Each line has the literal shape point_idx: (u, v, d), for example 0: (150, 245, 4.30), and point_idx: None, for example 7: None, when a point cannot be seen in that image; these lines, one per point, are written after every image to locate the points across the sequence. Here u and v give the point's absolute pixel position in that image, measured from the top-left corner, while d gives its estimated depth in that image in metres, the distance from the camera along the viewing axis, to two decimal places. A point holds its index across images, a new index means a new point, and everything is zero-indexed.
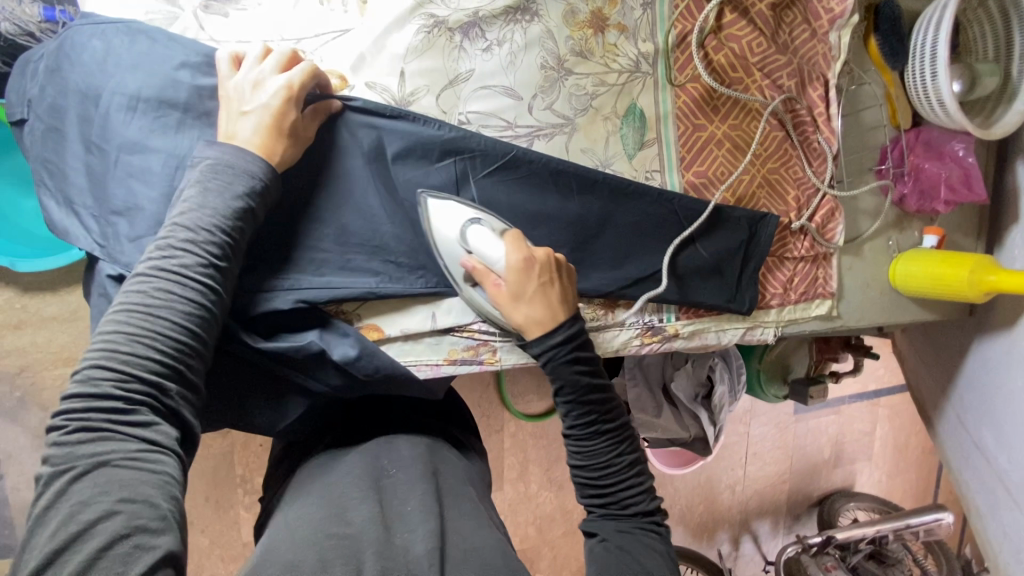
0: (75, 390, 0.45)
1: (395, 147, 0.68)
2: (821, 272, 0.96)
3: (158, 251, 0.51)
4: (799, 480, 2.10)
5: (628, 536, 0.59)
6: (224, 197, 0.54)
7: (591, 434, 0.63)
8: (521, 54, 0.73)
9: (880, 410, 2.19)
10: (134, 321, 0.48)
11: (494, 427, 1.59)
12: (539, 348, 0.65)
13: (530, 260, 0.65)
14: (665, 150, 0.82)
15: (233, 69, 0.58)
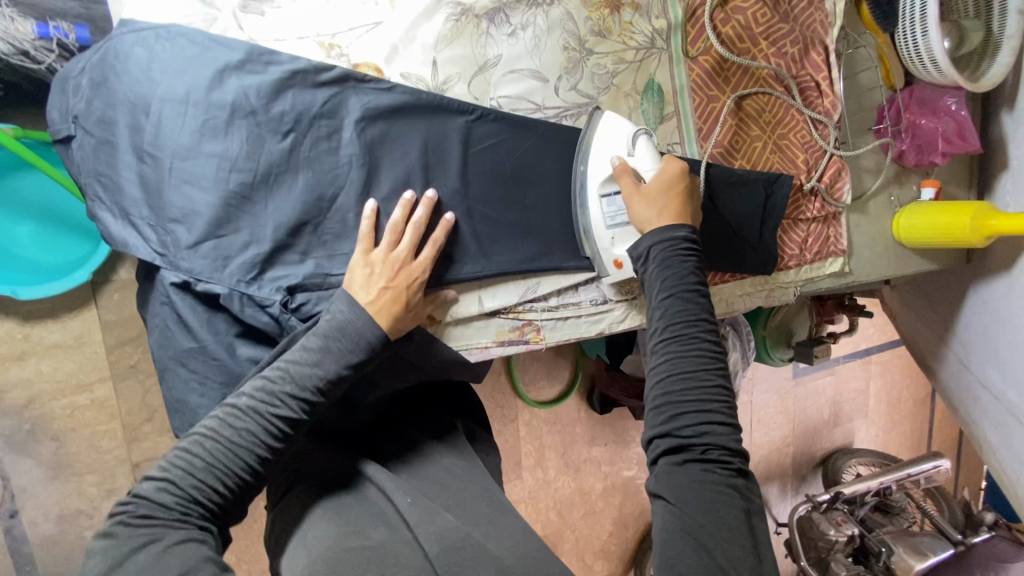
0: (149, 490, 0.49)
1: (426, 130, 0.68)
2: (832, 231, 0.99)
3: (252, 390, 0.54)
4: (803, 442, 2.17)
5: (695, 473, 0.56)
6: (334, 347, 0.57)
7: (682, 340, 0.61)
8: (544, 37, 0.74)
9: (873, 368, 2.27)
10: (212, 451, 0.51)
11: (509, 416, 1.61)
12: (653, 247, 0.66)
13: (677, 171, 0.71)
14: (683, 122, 0.85)
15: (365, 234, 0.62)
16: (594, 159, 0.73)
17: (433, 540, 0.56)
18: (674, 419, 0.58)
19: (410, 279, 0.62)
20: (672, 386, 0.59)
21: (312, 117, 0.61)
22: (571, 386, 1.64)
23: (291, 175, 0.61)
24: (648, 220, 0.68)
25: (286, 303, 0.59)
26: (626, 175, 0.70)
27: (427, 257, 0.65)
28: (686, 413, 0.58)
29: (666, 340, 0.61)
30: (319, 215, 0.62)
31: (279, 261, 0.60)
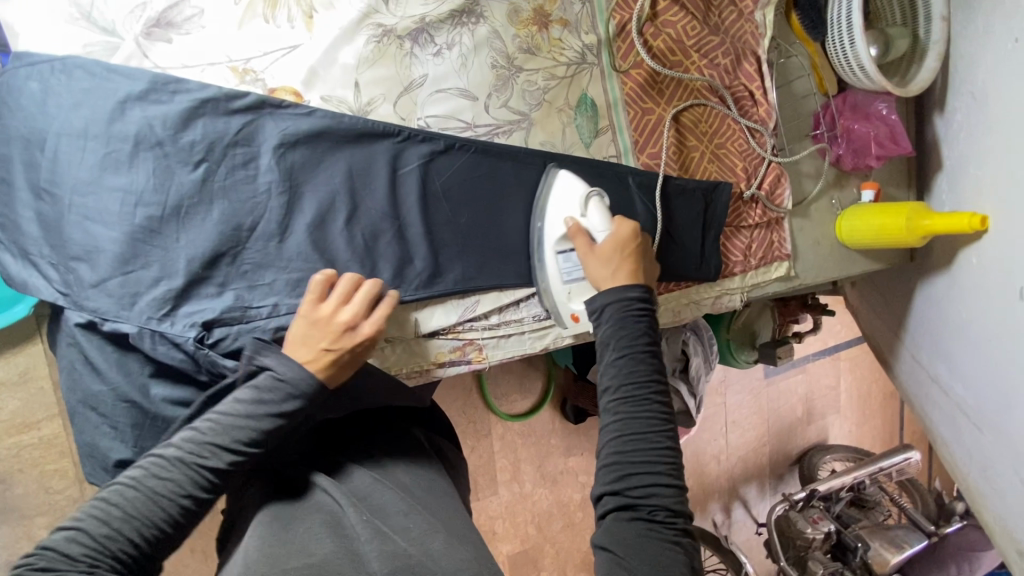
0: (55, 542, 0.44)
1: (350, 152, 0.67)
2: (776, 236, 1.00)
3: (182, 440, 0.51)
4: (779, 441, 2.19)
5: (637, 537, 0.53)
6: (272, 396, 0.54)
7: (637, 399, 0.58)
8: (471, 55, 0.74)
9: (842, 364, 2.31)
10: (130, 503, 0.47)
11: (481, 432, 1.59)
12: (607, 304, 0.62)
13: (628, 232, 0.69)
14: (618, 135, 0.87)
15: (316, 294, 0.59)
16: (551, 220, 0.75)
17: (380, 559, 0.54)
18: (621, 480, 0.55)
19: (354, 342, 0.58)
20: (621, 447, 0.56)
21: (225, 145, 0.60)
22: (543, 399, 1.63)
23: (203, 207, 0.60)
24: (597, 279, 0.66)
25: (202, 338, 0.58)
26: (581, 235, 0.70)
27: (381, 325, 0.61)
28: (633, 476, 0.55)
29: (617, 401, 0.58)
30: (236, 245, 0.61)
31: (194, 294, 0.59)
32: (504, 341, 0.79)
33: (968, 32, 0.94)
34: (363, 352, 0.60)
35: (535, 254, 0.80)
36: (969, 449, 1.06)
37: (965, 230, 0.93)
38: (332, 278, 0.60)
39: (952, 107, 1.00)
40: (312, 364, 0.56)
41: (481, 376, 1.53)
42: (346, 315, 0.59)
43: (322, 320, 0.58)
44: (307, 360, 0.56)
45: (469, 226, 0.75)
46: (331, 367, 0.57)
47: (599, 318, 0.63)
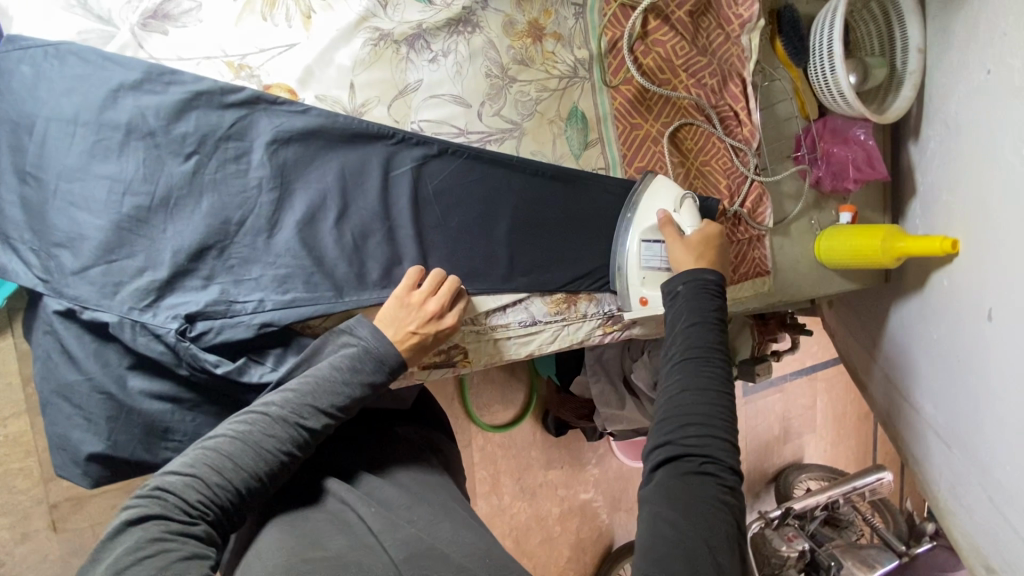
0: (174, 485, 0.51)
1: (343, 152, 0.67)
2: (756, 253, 1.03)
3: (282, 402, 0.57)
4: (756, 459, 2.21)
5: (692, 479, 0.57)
6: (362, 367, 0.61)
7: (707, 362, 0.64)
8: (466, 63, 0.76)
9: (818, 384, 2.35)
10: (238, 455, 0.54)
11: (462, 441, 1.58)
12: (682, 283, 0.72)
13: (716, 231, 0.79)
14: (607, 148, 0.89)
15: (410, 284, 0.67)
16: (645, 208, 0.84)
17: (398, 547, 0.56)
18: (682, 427, 0.60)
19: (436, 329, 0.66)
20: (684, 398, 0.61)
21: (217, 139, 0.60)
22: (525, 410, 1.63)
23: (192, 198, 0.59)
24: (679, 265, 0.76)
25: (184, 330, 0.57)
26: (670, 226, 0.81)
27: (453, 317, 0.68)
28: (694, 423, 0.60)
29: (687, 360, 0.64)
30: (224, 238, 0.61)
31: (179, 286, 0.58)
32: (490, 345, 0.80)
33: (941, 65, 0.99)
34: (438, 338, 0.67)
35: (522, 261, 0.81)
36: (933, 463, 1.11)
37: (936, 253, 0.97)
38: (421, 273, 0.68)
39: (926, 136, 1.05)
40: (400, 343, 0.63)
41: (464, 384, 1.53)
42: (433, 304, 0.66)
43: (412, 306, 0.65)
44: (397, 339, 0.63)
45: (459, 231, 0.76)
46: (414, 348, 0.64)
47: (674, 294, 0.71)
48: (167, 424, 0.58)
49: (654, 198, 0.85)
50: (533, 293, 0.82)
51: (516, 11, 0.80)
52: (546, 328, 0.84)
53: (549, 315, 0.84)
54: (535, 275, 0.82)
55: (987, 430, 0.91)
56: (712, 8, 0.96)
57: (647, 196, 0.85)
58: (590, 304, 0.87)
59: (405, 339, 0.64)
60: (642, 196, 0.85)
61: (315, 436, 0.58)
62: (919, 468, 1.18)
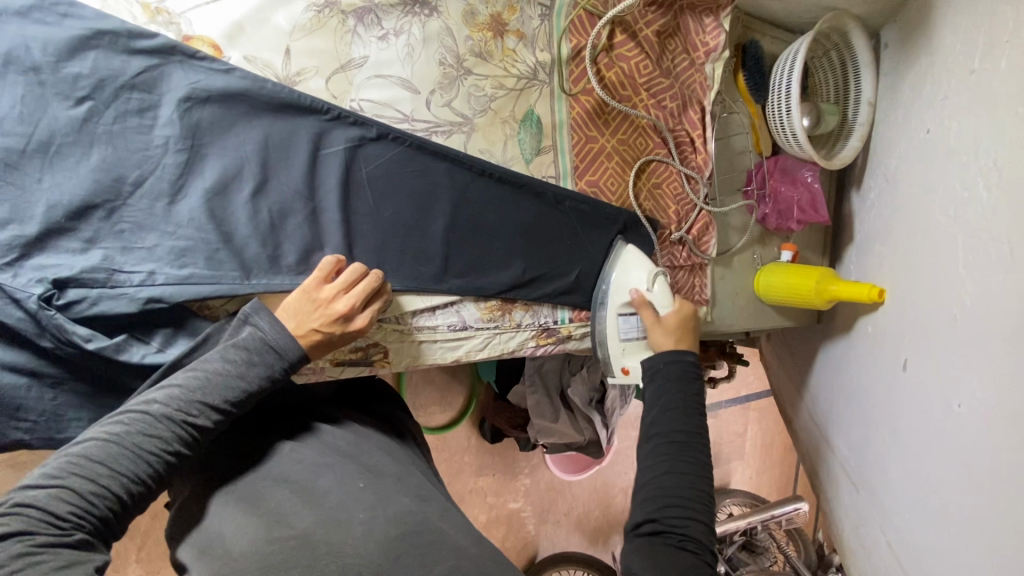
0: (38, 498, 0.44)
1: (268, 119, 0.62)
2: (697, 280, 1.01)
3: (167, 399, 0.50)
4: None
5: (669, 555, 0.58)
6: (260, 359, 0.55)
7: (690, 447, 0.65)
8: (419, 47, 0.71)
9: (751, 413, 2.43)
10: (115, 461, 0.47)
11: None
12: (655, 364, 0.75)
13: (689, 311, 0.81)
14: (560, 158, 0.86)
15: (325, 271, 0.61)
16: (616, 284, 0.87)
17: (383, 522, 0.52)
18: (660, 510, 0.61)
19: (344, 330, 0.59)
20: (666, 481, 0.62)
21: (118, 86, 0.54)
22: (462, 415, 1.59)
23: (80, 149, 0.53)
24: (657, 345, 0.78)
25: (49, 297, 0.50)
26: (643, 308, 0.82)
27: (366, 317, 0.62)
28: (671, 507, 0.61)
29: (666, 446, 0.65)
30: (113, 199, 0.54)
31: (51, 245, 0.51)
32: (413, 346, 0.76)
33: (887, 120, 1.02)
34: (350, 339, 0.61)
35: (456, 263, 0.77)
36: (840, 498, 1.15)
37: (864, 300, 1.00)
38: (339, 265, 0.61)
39: (868, 186, 1.08)
40: (301, 340, 0.57)
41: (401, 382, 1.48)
42: (344, 303, 0.59)
43: (320, 302, 0.59)
44: (297, 334, 0.57)
45: (392, 222, 0.71)
46: (316, 346, 0.58)
47: (649, 376, 0.74)
48: (19, 401, 0.51)
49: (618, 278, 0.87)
50: (466, 297, 0.79)
51: (478, 2, 0.76)
52: (477, 334, 0.80)
53: (481, 321, 0.80)
54: (469, 279, 0.78)
55: (890, 477, 0.94)
56: (680, 32, 0.95)
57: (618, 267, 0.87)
58: (526, 314, 0.84)
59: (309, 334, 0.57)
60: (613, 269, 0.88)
61: (207, 433, 0.52)
62: (824, 498, 1.23)
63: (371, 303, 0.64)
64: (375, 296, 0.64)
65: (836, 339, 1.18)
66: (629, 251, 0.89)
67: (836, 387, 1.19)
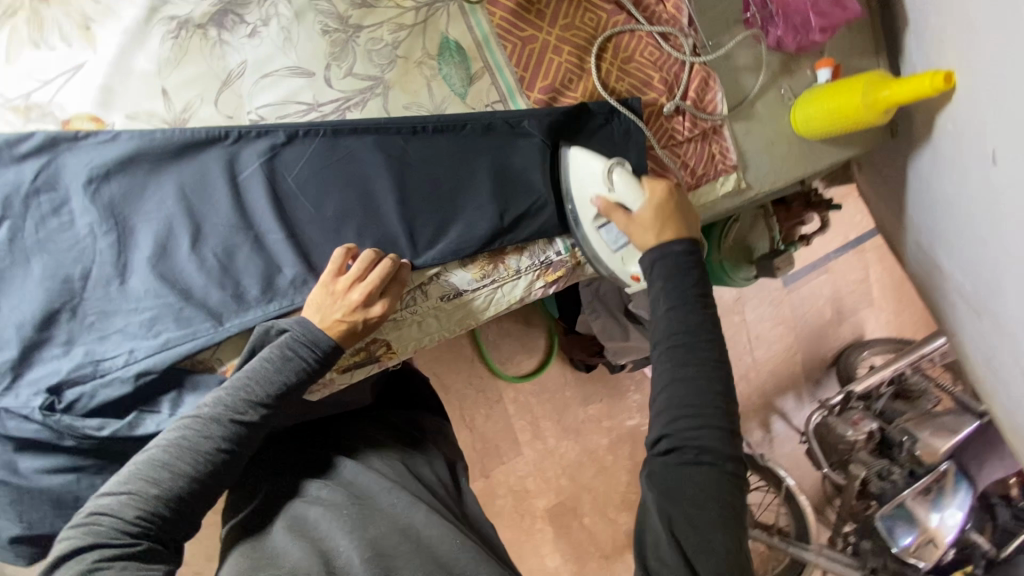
0: (118, 498, 0.50)
1: (175, 167, 0.61)
2: (715, 147, 0.91)
3: (215, 401, 0.56)
4: (809, 345, 2.06)
5: (686, 473, 0.52)
6: (291, 354, 0.59)
7: (701, 343, 0.56)
8: (294, 27, 0.65)
9: (868, 256, 2.13)
10: (176, 462, 0.52)
11: (492, 399, 1.50)
12: (647, 262, 0.62)
13: (664, 192, 0.66)
14: (499, 77, 0.76)
15: (335, 268, 0.62)
16: (580, 198, 0.74)
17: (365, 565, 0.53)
18: (673, 424, 0.53)
19: (366, 318, 0.62)
20: (674, 391, 0.54)
21: (25, 197, 0.56)
22: (550, 355, 1.53)
23: (21, 267, 0.56)
24: (639, 245, 0.64)
25: (51, 403, 0.55)
26: (610, 207, 0.69)
27: (383, 305, 0.63)
28: (681, 419, 0.53)
29: (670, 348, 0.56)
30: (71, 299, 0.57)
31: (36, 359, 0.56)
32: (413, 329, 0.74)
33: None
34: (371, 326, 0.63)
35: (426, 233, 0.73)
36: (967, 334, 0.97)
37: (930, 94, 0.78)
38: (346, 257, 0.62)
39: None
40: (329, 332, 0.61)
41: (480, 342, 1.45)
42: (359, 291, 0.61)
43: (338, 294, 0.61)
44: (324, 328, 0.61)
45: (341, 216, 0.68)
46: (343, 338, 0.62)
47: (647, 271, 0.61)
48: (75, 494, 0.57)
49: (584, 180, 0.74)
50: (449, 263, 0.75)
51: None
52: (476, 295, 0.77)
53: (476, 282, 0.76)
54: (443, 244, 0.73)
55: (1009, 297, 0.77)
56: None
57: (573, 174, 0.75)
58: (521, 256, 0.79)
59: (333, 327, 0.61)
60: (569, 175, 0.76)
61: (255, 429, 0.57)
62: (956, 338, 1.05)
63: (390, 288, 0.65)
64: (391, 281, 0.65)
65: (920, 152, 0.96)
66: (575, 154, 0.75)
67: (933, 208, 0.98)
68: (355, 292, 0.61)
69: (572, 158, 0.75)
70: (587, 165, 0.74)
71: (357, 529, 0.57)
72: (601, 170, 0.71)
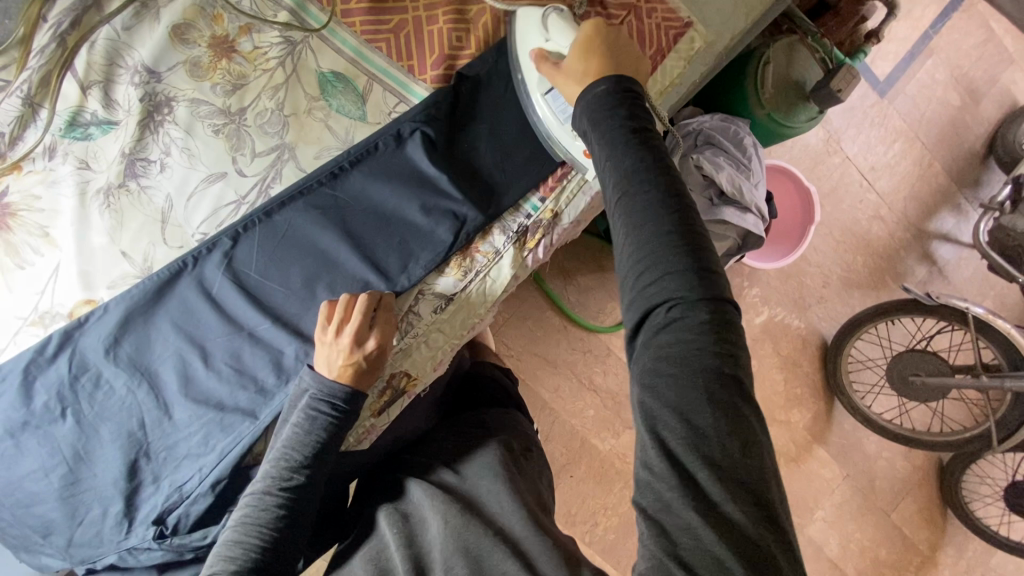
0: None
1: (160, 307, 0.68)
2: (655, 19, 0.79)
3: (263, 475, 0.63)
4: (950, 146, 1.63)
5: (664, 333, 0.49)
6: (314, 414, 0.65)
7: (644, 181, 0.52)
8: (190, 141, 0.70)
9: (980, 8, 1.67)
10: (246, 533, 0.60)
11: (599, 358, 1.36)
12: (581, 117, 0.59)
13: (593, 32, 0.64)
14: (387, 79, 0.74)
15: (324, 319, 0.68)
16: (525, 63, 0.72)
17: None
18: (639, 287, 0.51)
19: (365, 353, 0.66)
20: (627, 253, 0.52)
21: (69, 384, 0.66)
22: None
23: (93, 438, 0.67)
24: (570, 96, 0.63)
25: (161, 531, 0.66)
26: (543, 60, 0.67)
27: (377, 336, 0.67)
28: (646, 275, 0.50)
29: (624, 199, 0.53)
30: (140, 447, 0.67)
31: (137, 503, 0.67)
32: (423, 351, 0.75)
33: None
34: (374, 356, 0.68)
35: (390, 259, 0.73)
36: None
37: None
38: (330, 304, 0.68)
39: None
40: (342, 379, 0.66)
41: (562, 307, 1.33)
42: (347, 333, 0.65)
43: (333, 343, 0.66)
44: (337, 377, 0.66)
45: (308, 281, 0.71)
46: (355, 377, 0.67)
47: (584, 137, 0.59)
48: None
49: (523, 39, 0.72)
50: (428, 275, 0.74)
51: (189, 47, 0.70)
52: (466, 294, 0.75)
53: (461, 281, 0.74)
54: (408, 261, 0.73)
55: None
56: None
57: (517, 34, 0.73)
58: (492, 236, 0.76)
59: (342, 372, 0.66)
60: (512, 39, 0.74)
61: (306, 486, 0.64)
62: None
63: (376, 316, 0.68)
64: (376, 313, 0.69)
65: None
66: (523, 11, 0.73)
67: None
68: (346, 332, 0.65)
69: (523, 15, 0.72)
70: (526, 23, 0.71)
71: (403, 545, 0.64)
72: (534, 27, 0.70)
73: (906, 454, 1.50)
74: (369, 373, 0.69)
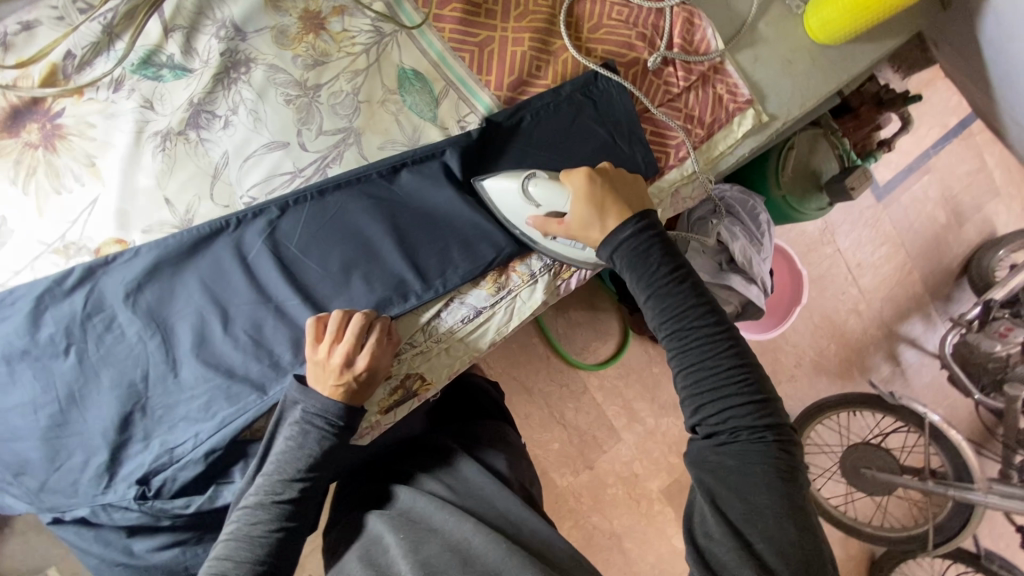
0: None
1: (192, 262, 0.67)
2: (720, 88, 0.83)
3: (257, 489, 0.63)
4: (930, 259, 1.73)
5: (726, 457, 0.55)
6: (311, 424, 0.63)
7: (690, 318, 0.58)
8: (260, 106, 0.69)
9: (979, 139, 1.80)
10: (241, 550, 0.60)
11: (577, 394, 1.37)
12: (612, 256, 0.63)
13: (583, 184, 0.67)
14: (462, 88, 0.76)
15: (314, 338, 0.64)
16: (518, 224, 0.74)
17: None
18: (697, 413, 0.56)
19: (355, 374, 0.63)
20: (683, 384, 0.58)
21: (81, 322, 0.64)
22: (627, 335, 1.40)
23: (91, 382, 0.64)
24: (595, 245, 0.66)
25: (142, 492, 0.63)
26: (550, 222, 0.69)
27: (368, 356, 0.64)
28: (705, 406, 0.56)
29: (677, 338, 0.58)
30: (138, 400, 0.65)
31: (121, 459, 0.64)
32: (441, 358, 0.74)
33: None
34: (365, 376, 0.64)
35: (430, 262, 0.73)
36: None
37: None
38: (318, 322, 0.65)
39: None
40: (334, 397, 0.64)
41: (551, 338, 1.35)
42: (338, 353, 0.63)
43: (323, 362, 0.63)
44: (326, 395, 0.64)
45: (346, 266, 0.70)
46: (348, 397, 0.64)
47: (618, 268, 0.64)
48: (185, 563, 0.68)
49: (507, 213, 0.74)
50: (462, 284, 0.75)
51: (279, 15, 0.70)
52: (494, 310, 0.75)
53: (492, 297, 0.75)
54: (446, 267, 0.73)
55: None
56: None
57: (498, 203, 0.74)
58: (531, 260, 0.77)
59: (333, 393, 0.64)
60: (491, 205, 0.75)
61: (299, 501, 0.64)
62: None
63: (370, 334, 0.65)
64: (370, 332, 0.65)
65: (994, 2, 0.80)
66: (489, 185, 0.74)
67: None
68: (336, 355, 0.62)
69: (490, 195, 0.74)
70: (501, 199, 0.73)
71: (402, 551, 0.62)
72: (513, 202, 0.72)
73: (844, 542, 1.55)
74: (365, 391, 0.65)
